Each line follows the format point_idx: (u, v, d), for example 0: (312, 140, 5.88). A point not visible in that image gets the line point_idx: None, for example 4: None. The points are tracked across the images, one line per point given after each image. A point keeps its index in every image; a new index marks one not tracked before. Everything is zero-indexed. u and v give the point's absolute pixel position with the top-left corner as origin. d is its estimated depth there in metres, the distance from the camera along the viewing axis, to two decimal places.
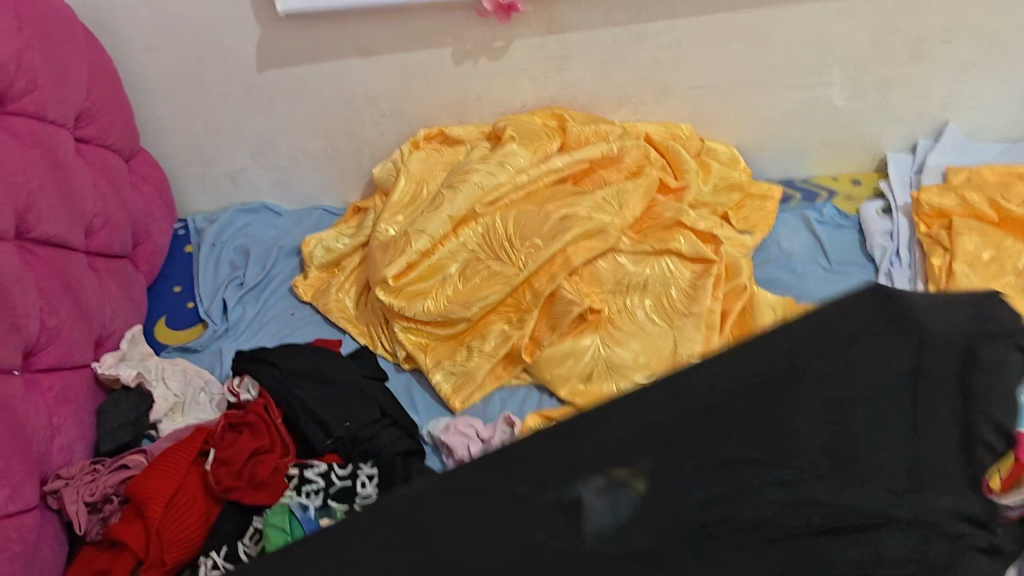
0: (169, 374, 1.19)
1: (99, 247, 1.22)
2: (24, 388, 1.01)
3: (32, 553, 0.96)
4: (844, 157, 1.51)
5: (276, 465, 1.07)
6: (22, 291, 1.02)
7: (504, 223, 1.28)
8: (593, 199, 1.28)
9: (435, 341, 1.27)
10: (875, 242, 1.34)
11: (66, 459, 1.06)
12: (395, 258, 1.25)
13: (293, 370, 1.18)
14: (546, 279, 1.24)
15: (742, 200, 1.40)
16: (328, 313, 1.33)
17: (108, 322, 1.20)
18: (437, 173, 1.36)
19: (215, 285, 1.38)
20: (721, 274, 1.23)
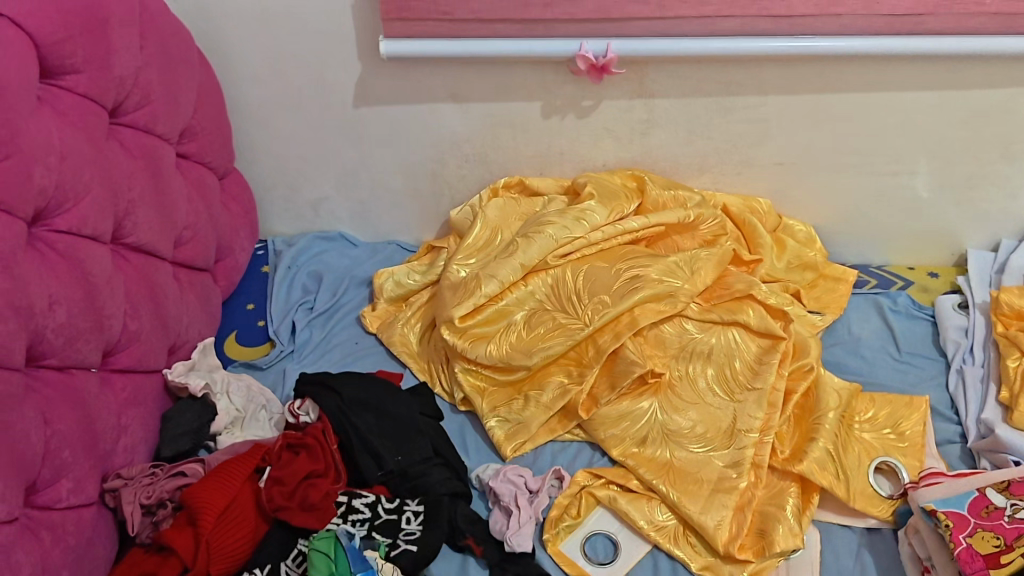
0: (233, 388, 1.22)
1: (185, 259, 1.27)
2: (98, 385, 1.05)
3: (85, 547, 0.99)
4: (923, 247, 1.49)
5: (328, 490, 1.08)
6: (110, 293, 1.06)
7: (575, 277, 1.29)
8: (665, 263, 1.28)
9: (494, 386, 1.28)
10: (948, 337, 1.31)
11: (127, 460, 1.08)
12: (463, 299, 1.27)
13: (353, 399, 1.20)
14: (610, 336, 1.23)
15: (815, 279, 1.40)
16: (391, 346, 1.35)
17: (183, 331, 1.24)
18: (513, 221, 1.38)
19: (286, 306, 1.42)
20: (787, 353, 1.23)
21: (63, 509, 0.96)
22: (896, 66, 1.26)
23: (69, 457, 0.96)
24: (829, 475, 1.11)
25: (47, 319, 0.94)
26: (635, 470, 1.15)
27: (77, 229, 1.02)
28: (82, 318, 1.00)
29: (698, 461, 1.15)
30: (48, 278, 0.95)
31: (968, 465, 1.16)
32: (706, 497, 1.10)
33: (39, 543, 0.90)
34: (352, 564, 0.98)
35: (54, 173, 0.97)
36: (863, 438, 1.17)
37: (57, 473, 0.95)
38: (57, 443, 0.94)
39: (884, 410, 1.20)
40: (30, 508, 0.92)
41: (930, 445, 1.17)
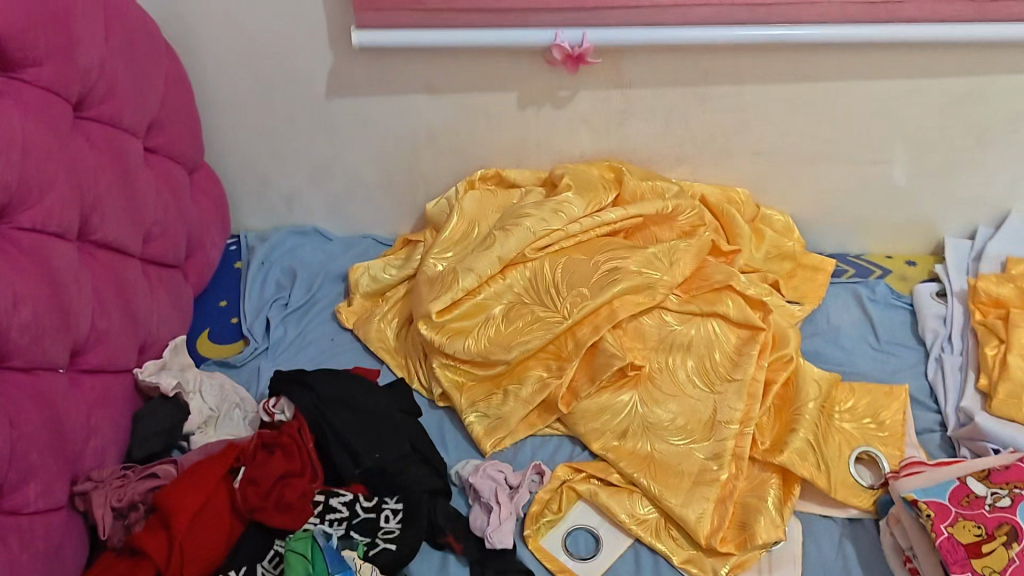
0: (206, 387, 1.20)
1: (154, 255, 1.24)
2: (66, 386, 1.02)
3: (54, 552, 0.96)
4: (900, 236, 1.49)
5: (304, 490, 1.07)
6: (77, 291, 1.04)
7: (553, 270, 1.27)
8: (644, 254, 1.27)
9: (472, 381, 1.27)
10: (927, 326, 1.31)
11: (98, 462, 1.06)
12: (440, 294, 1.25)
13: (330, 397, 1.17)
14: (589, 329, 1.22)
15: (793, 269, 1.39)
16: (368, 342, 1.33)
17: (154, 329, 1.21)
18: (490, 214, 1.37)
19: (260, 303, 1.39)
20: (767, 343, 1.22)
21: (31, 514, 0.94)
22: (872, 55, 1.25)
23: (36, 461, 0.94)
24: (810, 465, 1.10)
25: (10, 319, 0.91)
26: (616, 464, 1.14)
27: (42, 226, 0.99)
28: (48, 317, 0.97)
29: (679, 453, 1.14)
30: (12, 276, 0.92)
31: (947, 453, 1.17)
32: (686, 490, 1.10)
33: (5, 549, 0.88)
34: (330, 564, 0.97)
35: (16, 168, 0.93)
36: (843, 428, 1.17)
37: (24, 477, 0.92)
38: (23, 446, 0.91)
39: (863, 400, 1.20)
40: None
41: (910, 434, 1.17)
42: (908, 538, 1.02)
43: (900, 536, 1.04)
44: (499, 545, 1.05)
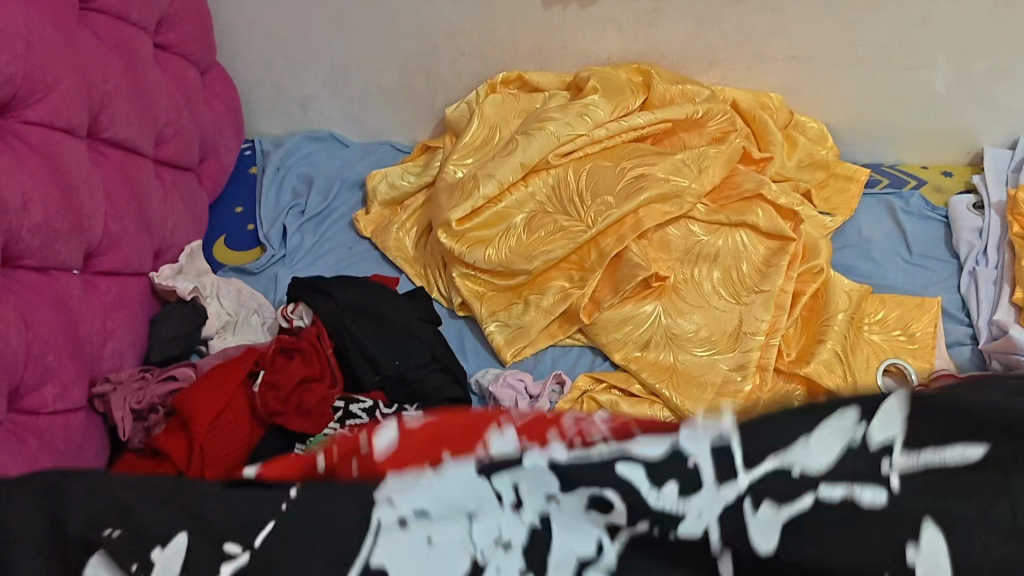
0: (223, 292, 1.19)
1: (167, 157, 1.21)
2: (81, 288, 1.00)
3: (75, 452, 0.96)
4: (937, 146, 1.43)
5: (324, 396, 1.06)
6: (89, 191, 1.01)
7: (577, 176, 1.23)
8: (672, 161, 1.23)
9: (493, 291, 1.24)
10: (962, 239, 1.27)
11: (115, 365, 1.05)
12: (461, 201, 1.21)
13: (348, 303, 1.16)
14: (613, 239, 1.18)
15: (826, 179, 1.36)
16: (386, 250, 1.31)
17: (169, 234, 1.19)
18: (511, 119, 1.32)
19: (276, 210, 1.36)
20: (798, 254, 1.19)
21: (50, 414, 0.93)
22: None
23: (53, 361, 0.92)
24: (836, 377, 1.07)
25: (22, 217, 0.89)
26: (638, 375, 1.13)
27: (50, 122, 0.95)
28: (60, 218, 0.95)
29: (702, 363, 1.12)
30: (22, 174, 0.90)
31: (978, 367, 1.13)
32: (709, 401, 1.07)
33: (25, 447, 0.87)
34: None
35: (20, 61, 0.90)
36: (872, 340, 1.15)
37: (41, 377, 0.91)
38: (40, 346, 0.90)
39: (893, 312, 1.17)
40: (15, 412, 0.88)
41: (942, 348, 1.13)
42: None
43: None
44: None
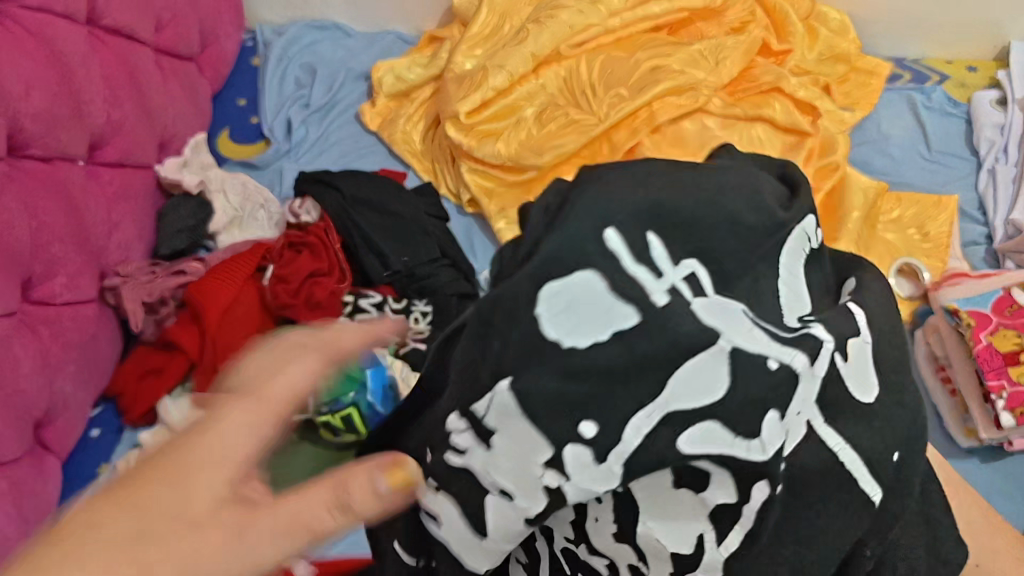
0: (229, 186, 1.16)
1: (167, 45, 1.17)
2: (86, 179, 0.98)
3: (88, 342, 0.97)
4: (962, 39, 1.38)
5: (333, 289, 1.06)
6: (89, 76, 0.98)
7: (589, 68, 1.20)
8: (688, 52, 1.19)
9: (501, 188, 1.20)
10: (982, 136, 1.23)
11: (124, 258, 1.04)
12: (469, 93, 1.18)
13: (355, 196, 1.13)
14: (626, 133, 1.15)
15: (847, 73, 1.32)
16: (394, 144, 1.28)
17: (171, 123, 1.17)
18: (522, 7, 1.28)
19: (279, 101, 1.33)
20: (814, 149, 1.15)
21: (62, 304, 0.93)
22: None
23: (60, 252, 0.92)
24: None
25: (23, 103, 0.86)
26: None
27: (46, 6, 0.92)
28: (61, 105, 0.92)
29: None
30: (19, 59, 0.86)
31: (992, 266, 1.12)
32: None
33: (37, 337, 0.88)
34: (361, 359, 0.95)
35: None
36: (888, 239, 1.13)
37: (50, 267, 0.90)
38: (47, 237, 0.89)
39: (909, 211, 1.15)
40: (26, 303, 0.89)
41: (955, 247, 1.12)
42: (943, 347, 1.01)
43: (935, 345, 1.03)
44: None
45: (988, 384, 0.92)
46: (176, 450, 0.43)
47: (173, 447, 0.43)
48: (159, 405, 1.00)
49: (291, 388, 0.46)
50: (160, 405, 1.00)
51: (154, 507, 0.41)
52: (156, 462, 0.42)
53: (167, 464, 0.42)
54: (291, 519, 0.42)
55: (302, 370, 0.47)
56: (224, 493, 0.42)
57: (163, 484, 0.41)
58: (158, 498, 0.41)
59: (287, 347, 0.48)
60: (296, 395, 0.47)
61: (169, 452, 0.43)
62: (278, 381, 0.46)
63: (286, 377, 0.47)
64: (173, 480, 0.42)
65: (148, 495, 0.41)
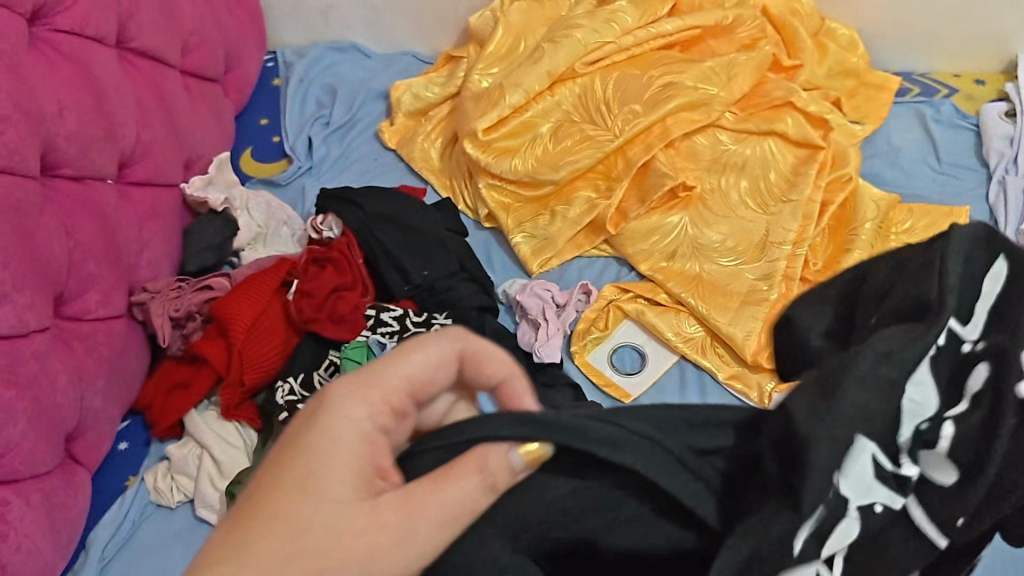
0: (254, 204, 1.19)
1: (193, 67, 1.21)
2: (117, 198, 1.01)
3: (118, 357, 1.00)
4: (970, 53, 1.40)
5: (356, 303, 1.08)
6: (120, 97, 1.01)
7: (604, 85, 1.23)
8: (701, 69, 1.21)
9: (518, 203, 1.24)
10: (992, 147, 1.24)
11: (153, 275, 1.07)
12: (486, 111, 1.21)
13: (376, 213, 1.16)
14: (641, 148, 1.18)
15: (856, 87, 1.35)
16: (412, 161, 1.31)
17: (198, 144, 1.20)
18: (537, 27, 1.31)
19: (301, 121, 1.36)
20: (826, 162, 1.19)
21: (94, 320, 0.96)
22: None
23: (93, 269, 0.94)
24: None
25: (58, 124, 0.89)
26: (664, 284, 1.12)
27: (80, 30, 0.95)
28: (94, 126, 0.95)
29: (728, 274, 1.11)
30: (54, 82, 0.89)
31: None
32: (735, 309, 1.07)
33: (72, 352, 0.90)
34: None
35: None
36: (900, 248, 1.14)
37: (84, 284, 0.93)
38: (81, 254, 0.92)
39: (921, 221, 1.16)
40: (60, 319, 0.91)
41: None
42: None
43: None
44: (547, 360, 1.05)
45: None
46: (318, 441, 0.47)
47: (310, 440, 0.47)
48: (186, 418, 1.02)
49: (403, 375, 0.49)
50: (187, 418, 1.02)
51: (304, 513, 0.45)
52: (282, 472, 0.46)
53: (298, 469, 0.46)
54: (416, 507, 0.44)
55: (410, 370, 0.49)
56: (352, 496, 0.46)
57: (303, 495, 0.45)
58: (298, 516, 0.45)
59: (380, 369, 0.49)
60: (392, 404, 0.48)
61: (308, 445, 0.47)
62: (368, 395, 0.48)
63: (374, 399, 0.48)
64: (322, 474, 0.46)
65: (281, 510, 0.45)
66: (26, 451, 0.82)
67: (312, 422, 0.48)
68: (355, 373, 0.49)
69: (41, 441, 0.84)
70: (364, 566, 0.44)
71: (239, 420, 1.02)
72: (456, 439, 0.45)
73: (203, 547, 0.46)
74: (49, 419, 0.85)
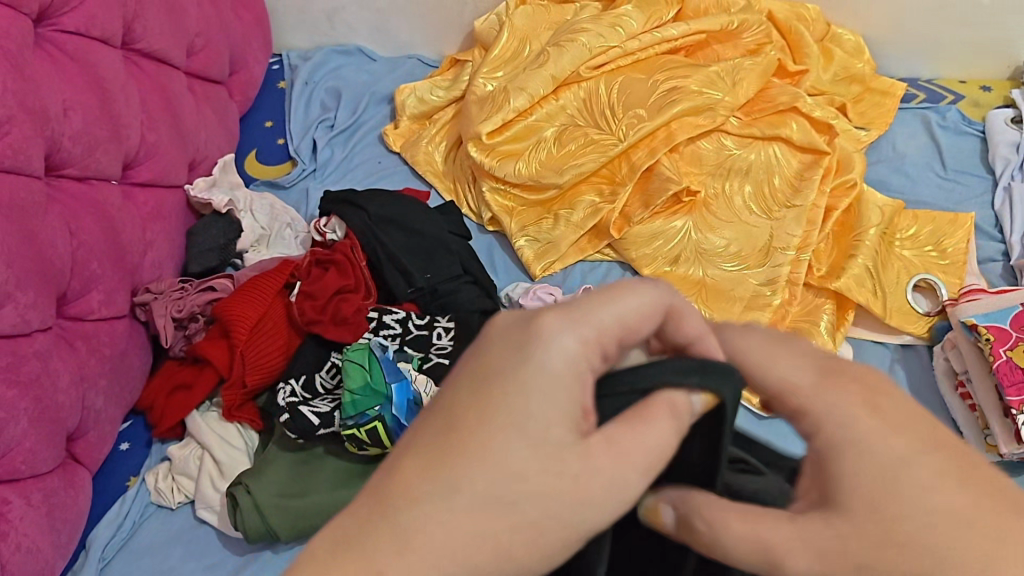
0: (257, 206, 1.19)
1: (198, 69, 1.21)
2: (121, 199, 1.01)
3: (121, 357, 1.00)
4: (976, 59, 1.39)
5: (359, 305, 1.08)
6: (125, 98, 1.02)
7: (608, 90, 1.23)
8: (705, 73, 1.21)
9: (522, 206, 1.23)
10: (998, 154, 1.24)
11: (156, 276, 1.07)
12: (491, 114, 1.21)
13: (380, 216, 1.16)
14: (645, 152, 1.18)
15: (861, 93, 1.35)
16: (416, 164, 1.31)
17: (202, 146, 1.20)
18: (542, 31, 1.31)
19: (306, 124, 1.37)
20: (831, 168, 1.18)
21: (96, 320, 0.96)
22: None
23: (97, 270, 0.94)
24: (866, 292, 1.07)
25: (63, 124, 0.89)
26: None
27: (86, 31, 0.95)
28: (99, 126, 0.96)
29: (732, 278, 1.11)
30: (60, 82, 0.90)
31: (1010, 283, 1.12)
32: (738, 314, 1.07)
33: (74, 352, 0.90)
34: (388, 375, 0.96)
35: None
36: (905, 256, 1.14)
37: (87, 284, 0.93)
38: (85, 254, 0.92)
39: (926, 228, 1.16)
40: (63, 319, 0.91)
41: (972, 263, 1.12)
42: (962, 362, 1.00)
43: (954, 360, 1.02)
44: None
45: (1009, 400, 0.90)
46: (524, 367, 0.43)
47: (511, 365, 0.44)
48: (187, 418, 1.02)
49: (618, 319, 0.44)
50: (188, 418, 1.02)
51: (493, 438, 0.41)
52: (481, 404, 0.42)
53: (497, 393, 0.43)
54: (621, 451, 0.42)
55: (614, 310, 0.45)
56: (566, 441, 0.42)
57: (501, 419, 0.42)
58: (509, 454, 0.41)
59: (596, 305, 0.44)
60: (604, 343, 0.44)
61: (508, 377, 0.43)
62: (582, 330, 0.43)
63: (591, 340, 0.43)
64: (539, 410, 0.42)
65: (491, 443, 0.41)
66: (27, 450, 0.82)
67: (514, 354, 0.44)
68: (565, 310, 0.45)
69: (42, 440, 0.84)
70: (578, 516, 0.41)
71: (240, 421, 1.02)
72: (649, 380, 0.44)
73: (404, 467, 0.42)
74: (50, 419, 0.85)
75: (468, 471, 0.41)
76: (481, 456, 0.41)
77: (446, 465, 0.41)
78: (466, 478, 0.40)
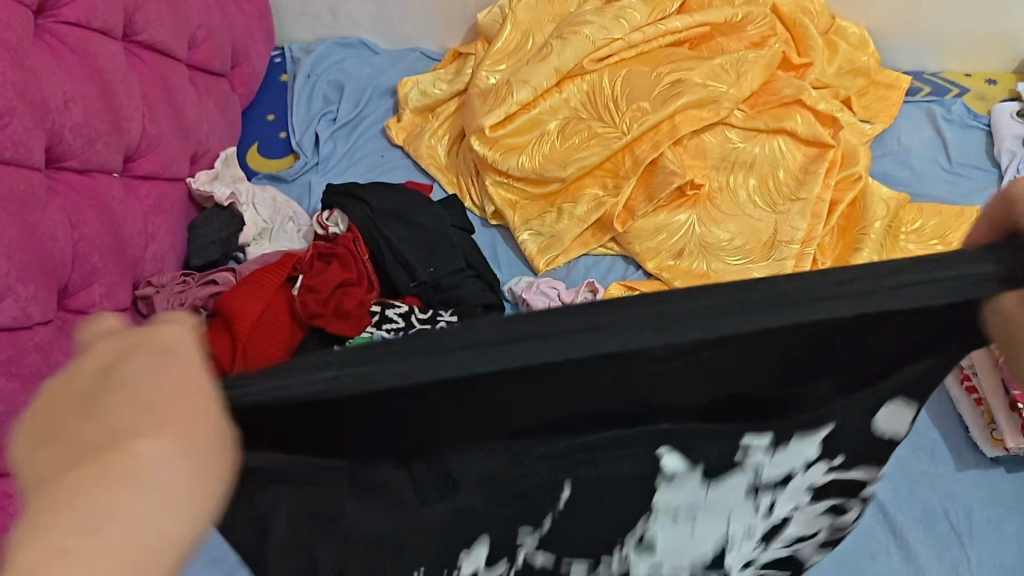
0: (259, 200, 1.18)
1: (199, 62, 1.21)
2: (122, 191, 1.01)
3: None
4: (982, 52, 1.39)
5: (361, 299, 1.07)
6: (125, 90, 1.01)
7: (612, 82, 1.22)
8: (709, 66, 1.20)
9: (525, 200, 1.23)
10: (1003, 147, 1.23)
11: (157, 269, 1.07)
12: (494, 107, 1.20)
13: (382, 209, 1.16)
14: (649, 145, 1.17)
15: (866, 87, 1.34)
16: (419, 158, 1.30)
17: (204, 139, 1.19)
18: (545, 23, 1.30)
19: (308, 117, 1.36)
20: (835, 161, 1.18)
21: (97, 313, 0.95)
22: None
23: (98, 262, 0.94)
24: None
25: (64, 117, 0.89)
26: (671, 283, 1.11)
27: (86, 22, 0.95)
28: (100, 119, 0.95)
29: (734, 272, 1.11)
30: (60, 74, 0.89)
31: None
32: None
33: None
34: None
35: None
36: (909, 249, 1.13)
37: (88, 277, 0.93)
38: (86, 248, 0.92)
39: (931, 221, 1.15)
40: (64, 312, 0.91)
41: None
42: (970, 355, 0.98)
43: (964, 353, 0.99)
44: None
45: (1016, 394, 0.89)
46: (153, 383, 0.33)
47: (129, 406, 0.32)
48: None
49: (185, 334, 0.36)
50: None
51: (102, 498, 0.29)
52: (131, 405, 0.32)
53: (123, 441, 0.31)
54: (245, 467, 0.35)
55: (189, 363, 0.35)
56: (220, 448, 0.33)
57: (141, 485, 0.30)
58: (162, 460, 0.31)
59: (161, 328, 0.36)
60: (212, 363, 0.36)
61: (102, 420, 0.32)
62: (196, 343, 0.36)
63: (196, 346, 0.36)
64: (188, 408, 0.33)
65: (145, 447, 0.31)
66: None
67: (140, 387, 0.33)
68: (151, 351, 0.34)
69: None
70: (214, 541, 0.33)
71: None
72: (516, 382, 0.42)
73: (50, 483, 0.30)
74: None
75: (77, 531, 0.29)
76: (93, 518, 0.29)
77: (47, 536, 0.28)
78: (88, 550, 0.28)
